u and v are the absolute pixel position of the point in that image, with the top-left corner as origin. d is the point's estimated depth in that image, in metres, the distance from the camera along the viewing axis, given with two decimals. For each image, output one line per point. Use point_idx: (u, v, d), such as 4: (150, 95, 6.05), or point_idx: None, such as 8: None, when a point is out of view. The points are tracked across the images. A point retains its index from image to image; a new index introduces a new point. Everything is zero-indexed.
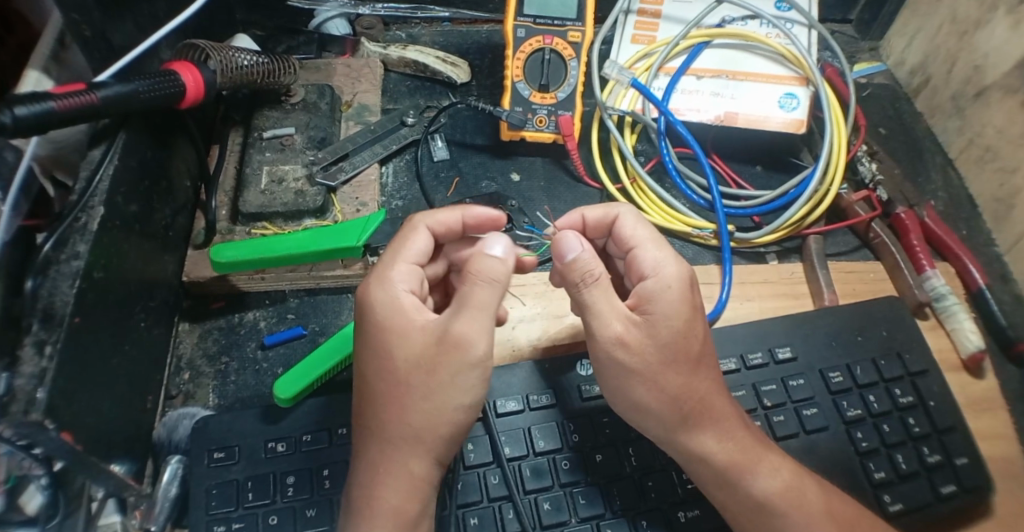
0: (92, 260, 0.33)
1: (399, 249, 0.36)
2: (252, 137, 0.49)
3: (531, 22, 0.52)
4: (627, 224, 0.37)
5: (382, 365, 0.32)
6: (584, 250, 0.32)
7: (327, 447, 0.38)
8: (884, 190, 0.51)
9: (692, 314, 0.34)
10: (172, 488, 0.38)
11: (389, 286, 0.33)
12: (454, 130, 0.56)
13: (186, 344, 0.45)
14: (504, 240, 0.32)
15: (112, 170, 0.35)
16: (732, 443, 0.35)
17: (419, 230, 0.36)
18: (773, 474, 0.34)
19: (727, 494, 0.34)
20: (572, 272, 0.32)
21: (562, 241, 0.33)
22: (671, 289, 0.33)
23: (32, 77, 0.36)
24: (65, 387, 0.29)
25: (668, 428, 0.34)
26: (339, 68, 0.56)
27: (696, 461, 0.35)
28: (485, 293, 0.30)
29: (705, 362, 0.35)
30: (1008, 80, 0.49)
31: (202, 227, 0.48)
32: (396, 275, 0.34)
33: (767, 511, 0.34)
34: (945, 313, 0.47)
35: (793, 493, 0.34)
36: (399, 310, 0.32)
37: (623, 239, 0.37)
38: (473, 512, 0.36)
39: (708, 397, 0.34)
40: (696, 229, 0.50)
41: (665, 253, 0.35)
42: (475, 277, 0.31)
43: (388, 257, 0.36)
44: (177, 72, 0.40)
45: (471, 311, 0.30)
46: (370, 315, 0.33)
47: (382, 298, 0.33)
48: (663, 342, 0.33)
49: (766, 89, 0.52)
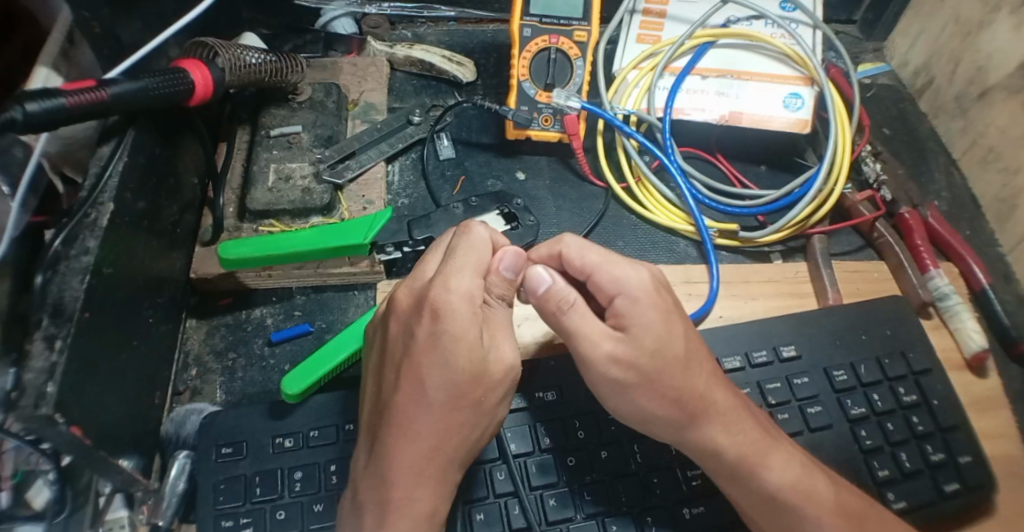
0: (101, 256, 0.33)
1: (463, 258, 0.31)
2: (259, 135, 0.49)
3: (537, 21, 0.52)
4: (573, 253, 0.36)
5: (440, 379, 0.31)
6: (553, 280, 0.35)
7: (334, 442, 0.38)
8: (888, 190, 0.52)
9: (668, 315, 0.34)
10: (180, 484, 0.38)
11: (460, 302, 0.31)
12: (459, 128, 0.56)
13: (193, 340, 0.46)
14: (515, 254, 0.33)
15: (121, 167, 0.36)
16: (741, 437, 0.35)
17: (480, 240, 0.32)
18: (783, 468, 0.35)
19: (738, 488, 0.35)
20: (548, 301, 0.35)
21: (533, 276, 0.35)
22: (640, 302, 0.34)
23: (42, 73, 0.36)
24: (74, 382, 0.29)
25: (677, 428, 0.35)
26: (346, 66, 0.56)
27: (707, 454, 0.35)
28: (502, 313, 0.34)
29: (695, 359, 0.35)
30: (1011, 81, 0.49)
31: (209, 225, 0.48)
32: (463, 292, 0.31)
33: (779, 504, 0.34)
34: (948, 313, 0.47)
35: (803, 487, 0.34)
36: (473, 324, 0.31)
37: (576, 267, 0.36)
38: (479, 508, 0.36)
39: (709, 393, 0.35)
40: (684, 223, 0.50)
41: (623, 266, 0.35)
42: (493, 301, 0.34)
43: (454, 262, 0.32)
44: (186, 70, 0.40)
45: (499, 330, 0.33)
46: (447, 325, 0.30)
47: (463, 311, 0.30)
48: (651, 351, 0.33)
49: (772, 88, 0.52)
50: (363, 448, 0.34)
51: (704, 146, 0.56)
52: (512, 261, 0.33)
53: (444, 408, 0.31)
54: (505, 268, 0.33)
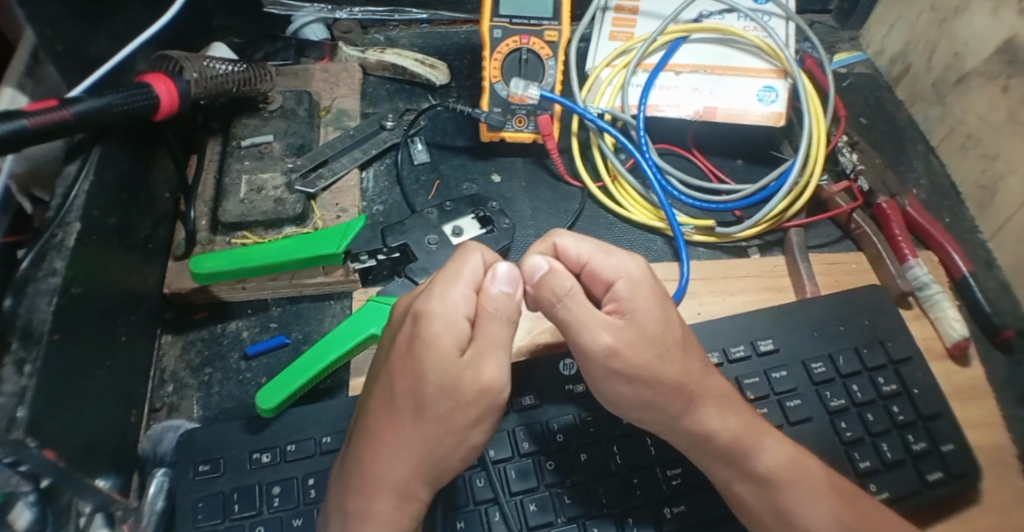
0: (70, 275, 0.33)
1: (455, 271, 0.32)
2: (230, 146, 0.48)
3: (507, 22, 0.51)
4: (567, 244, 0.35)
5: (408, 384, 0.30)
6: (548, 267, 0.32)
7: (311, 455, 0.38)
8: (865, 180, 0.52)
9: (665, 304, 0.34)
10: (158, 502, 0.37)
11: (445, 317, 0.30)
12: (434, 132, 0.56)
13: (169, 356, 0.45)
14: (509, 271, 0.31)
15: (87, 186, 0.36)
16: (734, 420, 0.35)
17: (473, 256, 0.32)
18: (776, 448, 0.35)
19: (731, 471, 0.35)
20: (544, 290, 0.33)
21: (528, 266, 0.33)
22: (640, 285, 0.33)
23: (7, 95, 0.35)
24: (45, 404, 0.29)
25: (673, 417, 0.35)
26: (317, 73, 0.55)
27: (701, 439, 0.35)
28: (501, 330, 0.31)
29: (691, 345, 0.36)
30: (989, 66, 0.49)
31: (182, 238, 0.47)
32: (450, 302, 0.30)
33: (770, 485, 0.34)
34: (928, 303, 0.47)
35: (795, 466, 0.35)
36: (452, 332, 0.30)
37: (571, 259, 0.35)
38: (460, 515, 0.36)
39: (704, 378, 0.35)
40: (657, 220, 0.51)
41: (620, 252, 0.34)
42: (490, 315, 0.30)
43: (446, 275, 0.32)
44: (151, 84, 0.40)
45: (490, 348, 0.30)
46: (427, 333, 0.30)
47: (442, 320, 0.30)
48: (652, 336, 0.33)
49: (746, 82, 0.52)
50: (347, 451, 0.33)
51: (680, 141, 0.56)
52: (507, 276, 0.31)
53: (412, 411, 0.31)
54: (499, 281, 0.31)
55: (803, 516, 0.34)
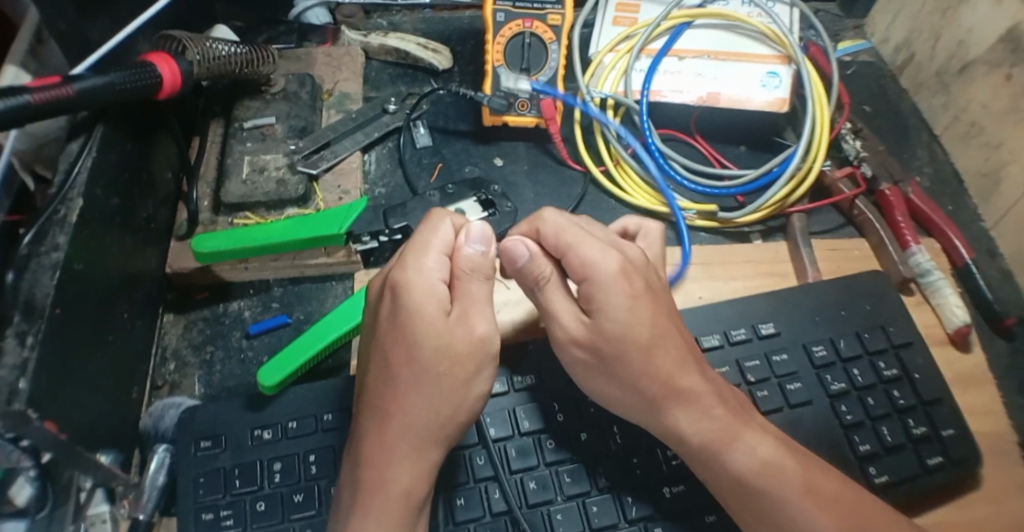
0: (73, 251, 0.33)
1: (426, 238, 0.33)
2: (233, 127, 0.48)
3: (510, 6, 0.52)
4: (550, 230, 0.36)
5: (399, 351, 0.31)
6: (530, 253, 0.36)
7: (312, 432, 0.38)
8: (868, 167, 0.51)
9: (638, 294, 0.35)
10: (159, 478, 0.38)
11: (423, 283, 0.32)
12: (436, 116, 0.56)
13: (171, 335, 0.46)
14: (482, 230, 0.33)
15: (90, 163, 0.36)
16: (709, 422, 0.35)
17: (444, 223, 0.34)
18: (748, 453, 0.34)
19: (709, 471, 0.35)
20: (524, 275, 0.37)
21: (510, 248, 0.36)
22: (608, 281, 0.34)
23: (11, 72, 0.35)
24: (46, 377, 0.29)
25: (644, 409, 0.36)
26: (320, 57, 0.56)
27: (673, 437, 0.36)
28: (479, 287, 0.32)
29: (667, 339, 0.36)
30: (993, 54, 0.49)
31: (184, 219, 0.47)
32: (426, 270, 0.32)
33: (748, 488, 0.33)
34: (930, 289, 0.47)
35: (771, 470, 0.33)
36: (430, 297, 0.31)
37: (552, 245, 0.36)
38: (459, 493, 0.36)
39: (674, 376, 0.35)
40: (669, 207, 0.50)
41: (597, 246, 0.35)
42: (468, 276, 0.32)
43: (419, 242, 0.33)
44: (153, 64, 0.40)
45: (473, 305, 0.32)
46: (405, 300, 0.31)
47: (419, 287, 0.31)
48: (618, 327, 0.35)
49: (750, 68, 0.52)
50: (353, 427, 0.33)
51: (683, 128, 0.56)
52: (480, 235, 0.32)
53: (405, 390, 0.32)
54: (472, 244, 0.32)
55: (777, 517, 0.32)
